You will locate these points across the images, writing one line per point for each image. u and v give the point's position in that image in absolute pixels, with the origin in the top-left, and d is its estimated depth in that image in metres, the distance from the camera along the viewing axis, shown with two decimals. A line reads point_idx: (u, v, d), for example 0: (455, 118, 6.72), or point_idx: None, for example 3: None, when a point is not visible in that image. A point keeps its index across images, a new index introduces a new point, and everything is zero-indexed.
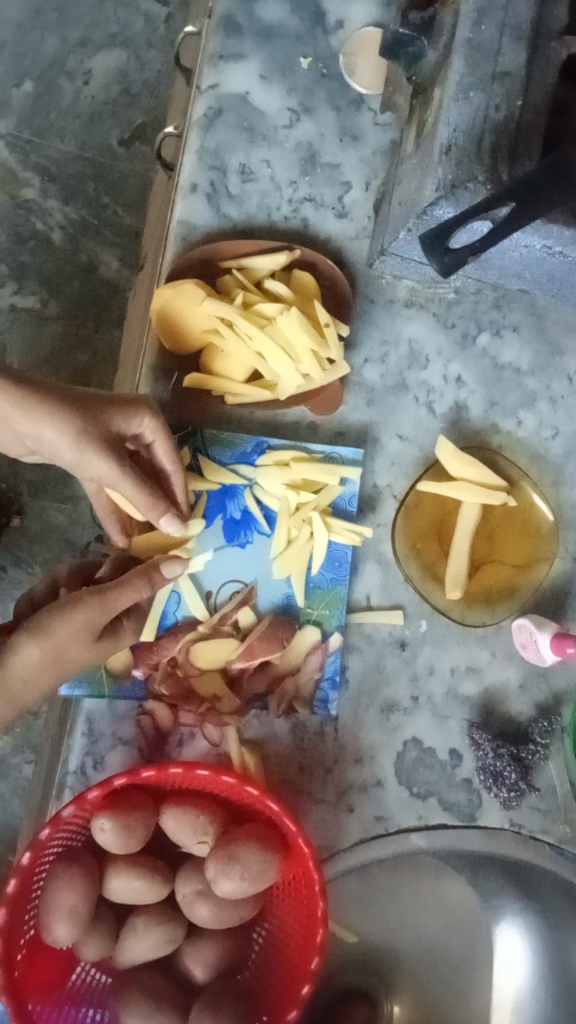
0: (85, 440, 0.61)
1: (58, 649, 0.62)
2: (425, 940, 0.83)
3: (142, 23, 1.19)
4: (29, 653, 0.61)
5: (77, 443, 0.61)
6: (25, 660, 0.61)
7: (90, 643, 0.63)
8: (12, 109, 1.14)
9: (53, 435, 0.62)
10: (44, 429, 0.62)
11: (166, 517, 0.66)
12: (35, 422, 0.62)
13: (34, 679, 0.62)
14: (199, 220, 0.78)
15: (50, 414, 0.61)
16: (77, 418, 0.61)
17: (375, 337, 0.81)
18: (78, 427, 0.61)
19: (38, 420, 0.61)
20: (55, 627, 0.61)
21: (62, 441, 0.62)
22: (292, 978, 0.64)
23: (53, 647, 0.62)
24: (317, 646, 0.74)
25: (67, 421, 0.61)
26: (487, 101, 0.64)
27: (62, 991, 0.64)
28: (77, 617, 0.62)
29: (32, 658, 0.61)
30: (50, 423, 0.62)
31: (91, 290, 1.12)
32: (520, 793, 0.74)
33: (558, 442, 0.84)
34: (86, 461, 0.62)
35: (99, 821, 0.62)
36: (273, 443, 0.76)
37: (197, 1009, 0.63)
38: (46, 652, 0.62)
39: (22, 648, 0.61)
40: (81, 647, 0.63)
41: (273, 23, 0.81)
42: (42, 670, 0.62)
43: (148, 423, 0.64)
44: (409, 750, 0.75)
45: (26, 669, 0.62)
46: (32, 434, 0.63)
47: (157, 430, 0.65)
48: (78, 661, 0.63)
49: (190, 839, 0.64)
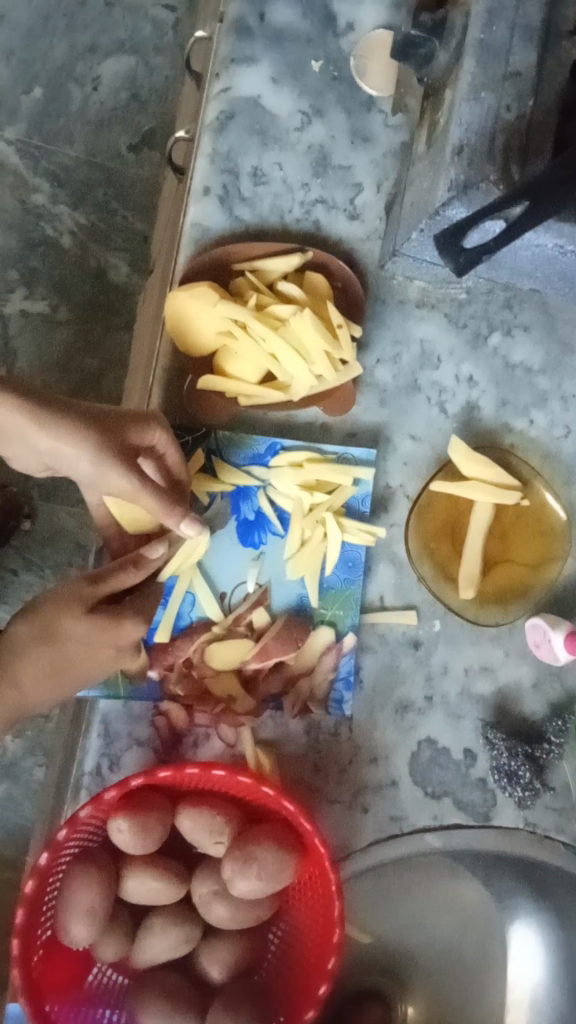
0: (104, 455, 0.62)
1: (52, 623, 0.63)
2: (438, 941, 0.83)
3: (150, 28, 1.20)
4: (21, 632, 0.63)
5: (96, 459, 0.62)
6: (18, 638, 0.63)
7: (90, 631, 0.63)
8: (21, 115, 1.14)
9: (71, 451, 0.62)
10: (59, 444, 0.62)
11: (186, 525, 0.65)
12: (52, 439, 0.62)
13: (32, 662, 0.62)
14: (211, 223, 0.78)
15: (66, 431, 0.62)
16: (96, 433, 0.62)
17: (387, 338, 0.81)
18: (97, 443, 0.62)
19: (55, 438, 0.62)
20: (45, 603, 0.64)
21: (80, 457, 0.62)
22: (310, 978, 0.64)
23: (45, 623, 0.63)
24: (331, 645, 0.74)
25: (86, 435, 0.62)
26: (498, 100, 0.64)
27: (79, 991, 0.64)
28: (66, 591, 0.64)
29: (26, 635, 0.63)
30: (65, 441, 0.62)
31: (101, 294, 1.13)
32: (535, 792, 0.74)
33: (570, 441, 0.84)
34: (105, 475, 0.62)
35: (116, 821, 0.62)
36: (286, 444, 0.76)
37: (214, 1009, 0.63)
38: (39, 625, 0.63)
39: (15, 626, 0.64)
40: (74, 619, 0.63)
41: (284, 26, 0.82)
42: (35, 644, 0.63)
43: (161, 435, 0.65)
44: (423, 749, 0.75)
45: (18, 642, 0.63)
46: (49, 451, 0.63)
47: (169, 441, 0.66)
48: (72, 633, 0.63)
49: (207, 838, 0.65)
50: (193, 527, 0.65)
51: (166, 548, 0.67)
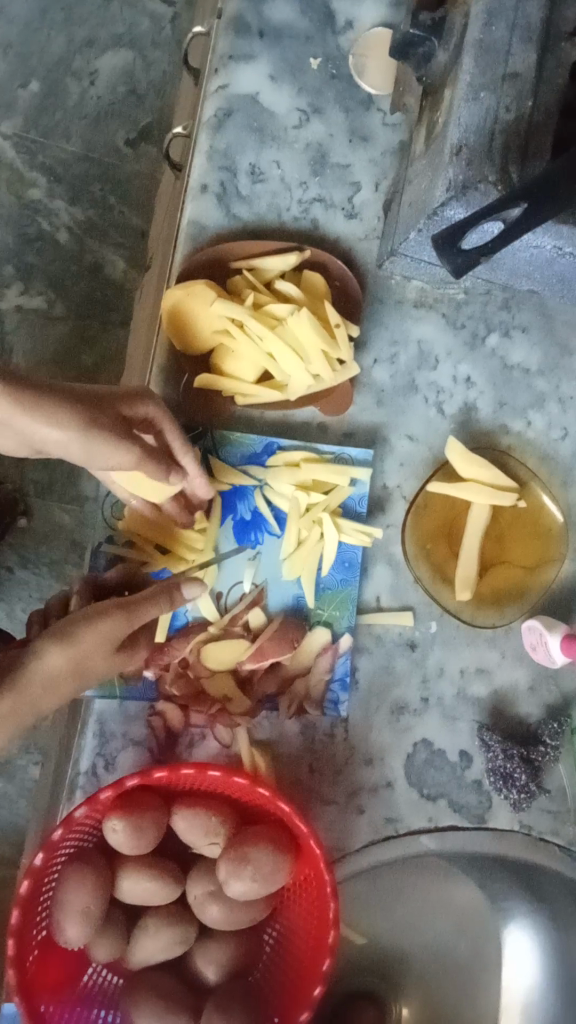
0: (98, 430, 0.59)
1: (83, 661, 0.61)
2: (433, 944, 0.84)
3: (148, 23, 1.19)
4: (54, 662, 0.60)
5: (89, 436, 0.59)
6: (49, 669, 0.60)
7: (113, 661, 0.64)
8: (17, 109, 1.14)
9: (60, 435, 0.58)
10: (46, 429, 0.58)
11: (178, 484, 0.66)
12: (37, 420, 0.57)
13: (58, 688, 0.61)
14: (208, 221, 0.78)
15: (55, 413, 0.58)
16: (85, 409, 0.59)
17: (384, 338, 0.81)
18: (88, 421, 0.59)
19: (42, 420, 0.57)
20: (81, 638, 0.61)
21: (70, 437, 0.59)
22: (304, 980, 0.64)
23: (79, 659, 0.61)
24: (327, 647, 0.74)
25: (77, 414, 0.59)
26: (497, 101, 0.63)
27: (74, 992, 0.64)
28: (104, 624, 0.62)
29: (57, 666, 0.60)
30: (53, 421, 0.58)
31: (97, 291, 1.12)
32: (531, 795, 0.74)
33: (567, 443, 0.83)
34: (100, 450, 0.60)
35: (111, 822, 0.62)
36: (282, 444, 0.76)
37: (208, 1010, 0.62)
38: (72, 659, 0.61)
39: (44, 654, 0.60)
40: (106, 658, 0.63)
41: (283, 23, 0.81)
42: (66, 675, 0.61)
43: (154, 408, 0.65)
44: (419, 751, 0.75)
45: (47, 671, 0.60)
46: (31, 435, 0.58)
47: (163, 418, 0.66)
48: (98, 670, 0.63)
49: (201, 840, 0.64)
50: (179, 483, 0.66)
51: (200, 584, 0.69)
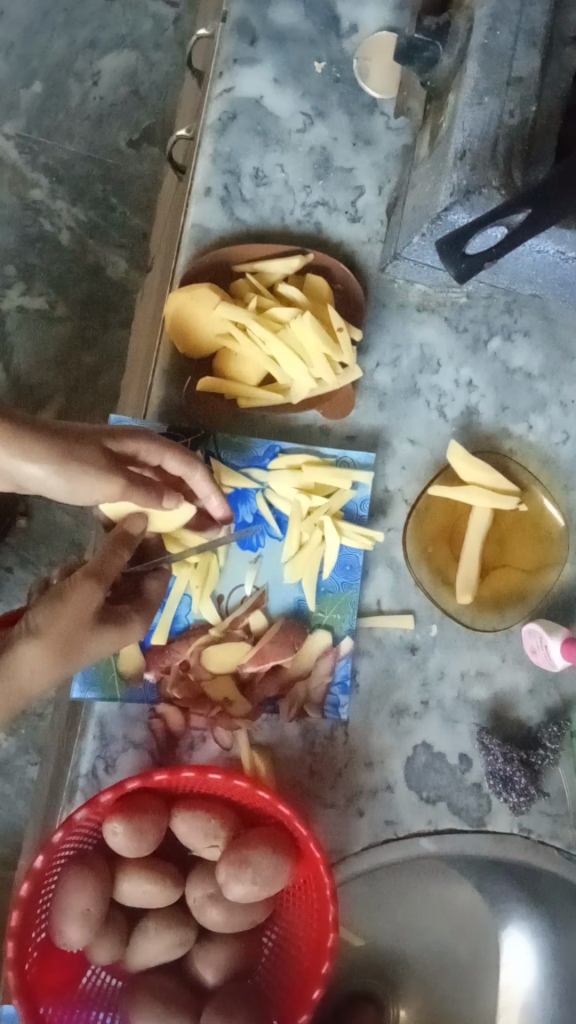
0: (77, 467, 0.59)
1: (70, 638, 0.58)
2: (432, 944, 0.83)
3: (150, 25, 1.19)
4: (35, 652, 0.57)
5: (69, 473, 0.59)
6: (30, 659, 0.57)
7: (100, 631, 0.61)
8: (20, 110, 1.14)
9: (41, 471, 0.58)
10: (27, 464, 0.58)
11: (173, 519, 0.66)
12: (16, 456, 0.58)
13: (43, 677, 0.58)
14: (212, 223, 0.78)
15: (34, 448, 0.58)
16: (65, 445, 0.59)
17: (386, 341, 0.81)
18: (68, 457, 0.59)
19: (21, 456, 0.58)
20: (58, 617, 0.58)
21: (50, 473, 0.58)
22: (303, 982, 0.64)
23: (62, 640, 0.58)
24: (328, 649, 0.74)
25: (57, 451, 0.59)
26: (501, 105, 0.63)
27: (74, 994, 0.64)
28: (77, 593, 0.59)
29: (39, 654, 0.57)
30: (32, 457, 0.58)
31: (98, 292, 1.12)
32: (530, 798, 0.74)
33: (568, 447, 0.84)
34: (82, 487, 0.59)
35: (111, 824, 0.62)
36: (284, 447, 0.76)
37: (208, 1012, 0.63)
38: (54, 643, 0.58)
39: (22, 647, 0.57)
40: (90, 633, 0.60)
41: (287, 27, 0.81)
42: (49, 664, 0.58)
43: (147, 444, 0.64)
44: (419, 754, 0.75)
45: (29, 663, 0.57)
46: (14, 472, 0.59)
47: (160, 450, 0.65)
48: (85, 649, 0.60)
49: (201, 842, 0.64)
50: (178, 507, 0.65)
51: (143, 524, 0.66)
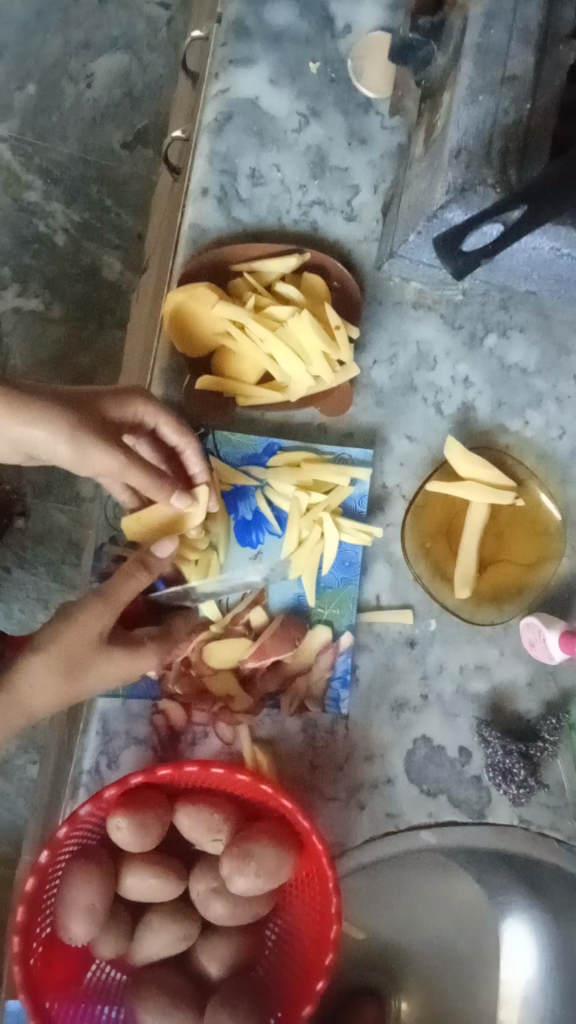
0: (82, 436, 0.61)
1: (72, 661, 0.61)
2: (432, 939, 0.84)
3: (144, 26, 1.20)
4: (44, 662, 0.61)
5: (75, 442, 0.61)
6: (39, 670, 0.61)
7: (106, 655, 0.63)
8: (14, 111, 1.14)
9: (47, 439, 0.60)
10: (35, 432, 0.60)
11: (176, 495, 0.67)
12: (25, 425, 0.60)
13: (50, 689, 0.61)
14: (209, 223, 0.79)
15: (43, 417, 0.60)
16: (71, 414, 0.61)
17: (383, 338, 0.82)
18: (73, 425, 0.61)
19: (29, 424, 0.60)
20: (65, 633, 0.62)
21: (58, 442, 0.60)
22: (307, 974, 0.65)
23: (69, 655, 0.61)
24: (328, 645, 0.75)
25: (61, 419, 0.60)
26: (496, 105, 0.64)
27: (78, 989, 0.64)
28: (81, 619, 0.62)
29: (46, 666, 0.61)
30: (41, 425, 0.60)
31: (94, 292, 1.13)
32: (530, 790, 0.75)
33: (564, 442, 0.84)
34: (87, 457, 0.62)
35: (115, 819, 0.63)
36: (283, 444, 0.77)
37: (212, 1005, 0.63)
38: (61, 657, 0.61)
39: (33, 656, 0.61)
40: (97, 651, 0.62)
41: (282, 27, 0.82)
42: (56, 675, 0.61)
43: (145, 406, 0.66)
44: (419, 748, 0.76)
45: (38, 674, 0.61)
46: (23, 440, 0.61)
47: (158, 415, 0.67)
48: (92, 665, 0.62)
49: (205, 836, 0.65)
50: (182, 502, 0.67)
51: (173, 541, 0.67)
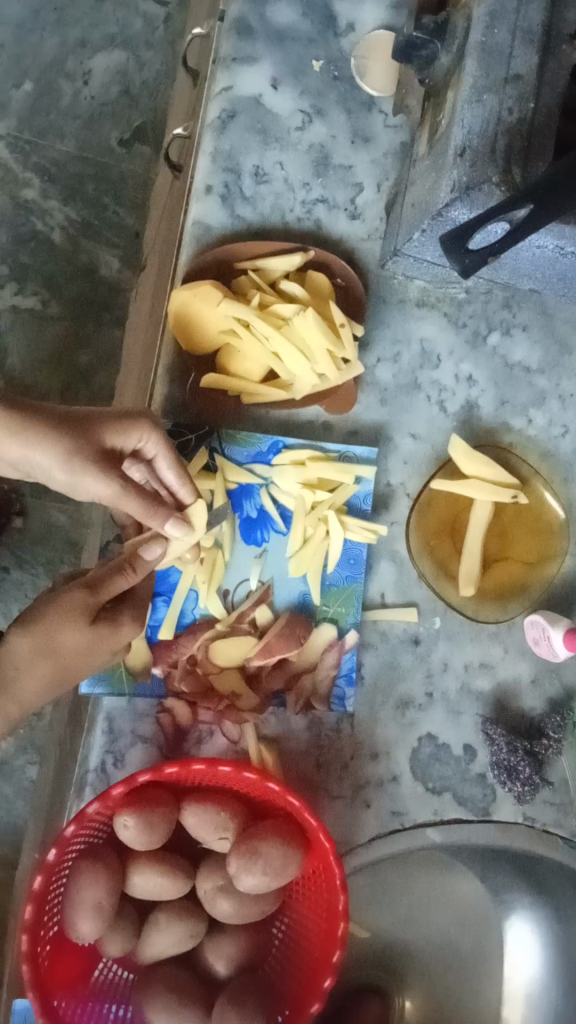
0: (78, 460, 0.60)
1: (53, 644, 0.59)
2: (434, 937, 0.85)
3: (141, 23, 1.20)
4: (22, 649, 0.59)
5: (69, 464, 0.60)
6: (16, 654, 0.59)
7: (84, 632, 0.60)
8: (11, 109, 1.14)
9: (42, 457, 0.60)
10: (32, 452, 0.60)
11: (170, 525, 0.64)
12: (23, 446, 0.60)
13: (31, 674, 0.60)
14: (212, 222, 0.79)
15: (37, 438, 0.60)
16: (67, 436, 0.60)
17: (387, 337, 0.82)
18: (70, 449, 0.60)
19: (25, 445, 0.60)
20: (44, 618, 0.60)
21: (53, 464, 0.60)
22: (314, 972, 0.65)
23: (46, 640, 0.59)
24: (333, 643, 0.74)
25: (58, 439, 0.60)
26: (500, 103, 0.64)
27: (86, 987, 0.64)
28: (66, 601, 0.60)
29: (25, 650, 0.59)
30: (37, 445, 0.60)
31: (92, 291, 1.13)
32: (535, 788, 0.75)
33: (567, 440, 0.85)
34: (81, 480, 0.61)
35: (122, 817, 0.62)
36: (288, 443, 0.77)
37: (220, 1003, 0.63)
38: (40, 640, 0.59)
39: (12, 639, 0.60)
40: (75, 634, 0.60)
41: (285, 26, 0.82)
42: (36, 659, 0.59)
43: (147, 434, 0.63)
44: (424, 746, 0.76)
45: (17, 657, 0.59)
46: (21, 460, 0.61)
47: (159, 445, 0.64)
48: (70, 649, 0.60)
49: (211, 835, 0.65)
50: (178, 528, 0.64)
51: (162, 548, 0.64)
